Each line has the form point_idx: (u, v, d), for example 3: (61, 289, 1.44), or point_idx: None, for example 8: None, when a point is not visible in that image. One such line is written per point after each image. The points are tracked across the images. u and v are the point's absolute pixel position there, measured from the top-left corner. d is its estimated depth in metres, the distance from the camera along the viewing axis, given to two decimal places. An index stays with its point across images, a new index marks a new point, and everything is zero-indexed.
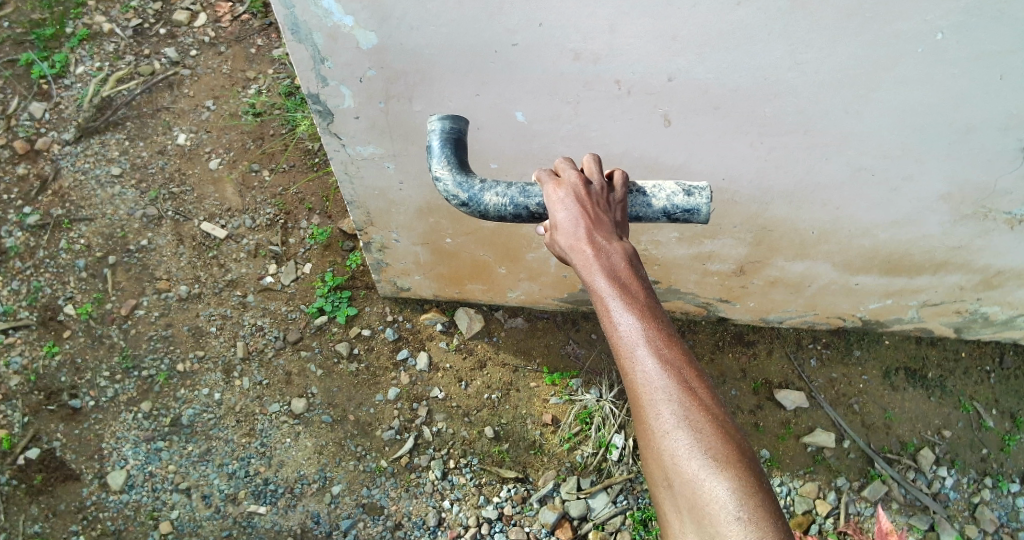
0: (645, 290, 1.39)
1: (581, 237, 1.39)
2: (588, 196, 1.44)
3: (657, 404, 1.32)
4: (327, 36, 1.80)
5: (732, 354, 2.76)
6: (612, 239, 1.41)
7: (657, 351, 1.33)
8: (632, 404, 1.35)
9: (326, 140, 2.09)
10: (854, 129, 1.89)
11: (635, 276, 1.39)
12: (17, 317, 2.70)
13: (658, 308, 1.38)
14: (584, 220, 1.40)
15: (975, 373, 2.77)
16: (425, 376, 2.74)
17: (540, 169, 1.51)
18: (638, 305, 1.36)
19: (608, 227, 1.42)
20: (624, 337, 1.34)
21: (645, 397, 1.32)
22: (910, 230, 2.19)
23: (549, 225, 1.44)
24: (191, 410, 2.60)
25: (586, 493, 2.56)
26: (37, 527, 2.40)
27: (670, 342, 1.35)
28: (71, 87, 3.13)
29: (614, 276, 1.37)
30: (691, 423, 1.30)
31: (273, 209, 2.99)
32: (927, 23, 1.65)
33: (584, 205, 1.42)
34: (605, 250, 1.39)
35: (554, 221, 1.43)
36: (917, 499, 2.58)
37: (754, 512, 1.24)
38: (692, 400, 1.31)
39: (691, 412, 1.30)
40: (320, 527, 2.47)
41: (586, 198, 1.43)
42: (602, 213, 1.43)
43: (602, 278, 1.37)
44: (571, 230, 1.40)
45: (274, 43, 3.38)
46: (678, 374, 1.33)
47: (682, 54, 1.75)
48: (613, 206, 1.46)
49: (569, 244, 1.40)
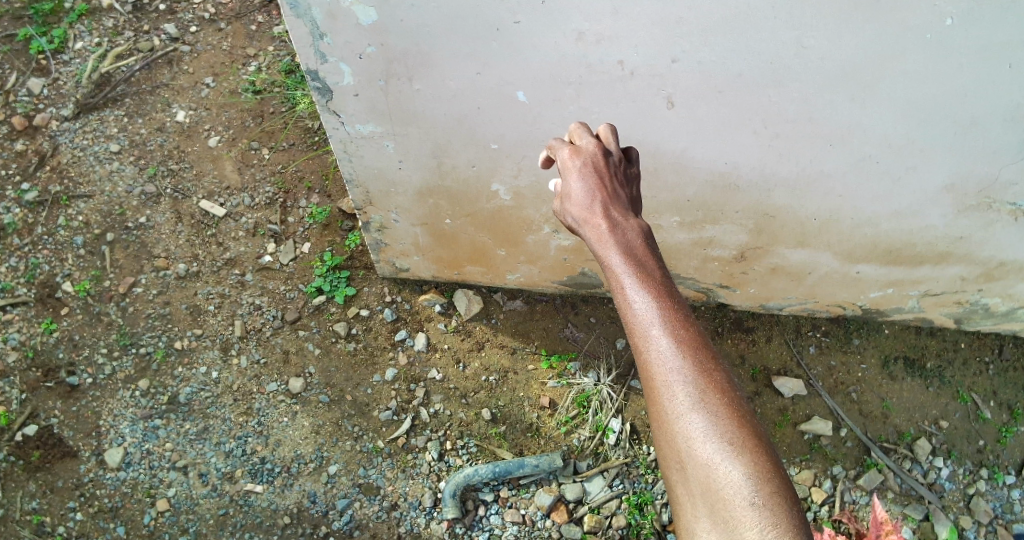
0: (660, 269, 1.41)
1: (595, 211, 1.43)
2: (605, 170, 1.49)
3: (672, 386, 1.31)
4: (327, 13, 1.77)
5: (731, 341, 2.75)
6: (627, 216, 1.45)
7: (673, 333, 1.33)
8: (646, 385, 1.35)
9: (325, 118, 2.06)
10: (857, 116, 1.86)
11: (650, 254, 1.42)
12: (16, 294, 2.69)
13: (674, 289, 1.39)
14: (601, 193, 1.45)
15: (975, 364, 2.76)
16: (423, 357, 2.73)
17: (556, 138, 1.57)
18: (655, 284, 1.37)
19: (623, 202, 1.46)
20: (639, 317, 1.35)
21: (659, 378, 1.32)
22: (911, 220, 2.17)
23: (564, 194, 1.49)
24: (189, 389, 2.61)
25: (583, 477, 2.57)
26: (35, 503, 2.41)
27: (687, 324, 1.35)
28: (70, 63, 3.10)
29: (630, 252, 1.40)
30: (707, 406, 1.30)
31: (273, 187, 2.97)
32: (937, 10, 1.62)
33: (602, 178, 1.47)
34: (621, 227, 1.43)
35: (569, 190, 1.48)
36: (913, 489, 2.58)
37: (770, 498, 1.24)
38: (708, 384, 1.31)
39: (706, 395, 1.31)
40: (317, 507, 2.48)
41: (603, 171, 1.48)
42: (618, 188, 1.47)
43: (617, 253, 1.39)
44: (587, 202, 1.45)
45: (274, 20, 3.34)
46: (694, 357, 1.33)
47: (686, 38, 1.72)
48: (630, 183, 1.52)
49: (584, 217, 1.45)
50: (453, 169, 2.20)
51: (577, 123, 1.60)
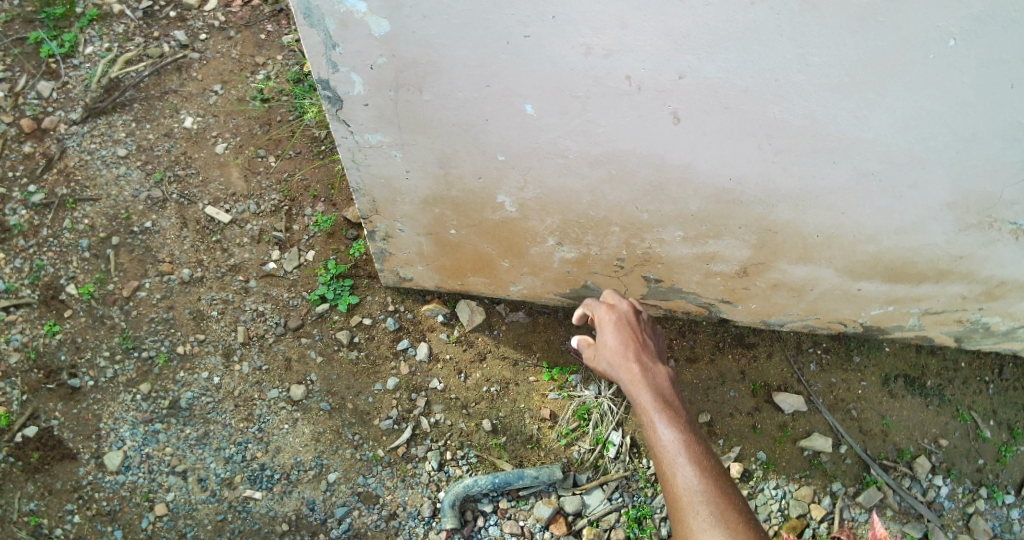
0: (682, 409, 1.72)
1: (631, 363, 1.80)
2: (637, 334, 1.89)
3: (696, 506, 1.54)
4: (338, 22, 1.79)
5: (732, 356, 2.78)
6: (656, 367, 1.81)
7: (695, 459, 1.60)
8: (672, 506, 1.58)
9: (334, 126, 2.08)
10: (861, 133, 1.88)
11: (675, 398, 1.75)
12: (19, 294, 2.70)
13: (695, 427, 1.69)
14: (635, 350, 1.83)
15: (975, 383, 2.77)
16: (425, 367, 2.74)
17: (598, 303, 1.97)
18: (679, 421, 1.67)
19: (652, 359, 1.83)
20: (667, 446, 1.63)
21: (685, 498, 1.56)
22: (913, 238, 2.19)
23: (603, 349, 1.88)
24: (190, 393, 2.60)
25: (582, 489, 2.57)
26: (33, 504, 2.41)
27: (706, 455, 1.62)
28: (80, 67, 3.12)
29: (659, 394, 1.73)
30: (725, 523, 1.52)
31: (278, 195, 2.98)
32: (939, 30, 1.65)
33: (633, 339, 1.86)
34: (651, 374, 1.77)
35: (606, 345, 1.87)
36: (911, 507, 2.59)
37: None
38: (726, 504, 1.55)
39: (725, 513, 1.53)
40: (315, 514, 2.48)
41: (635, 334, 1.89)
42: (646, 346, 1.86)
43: (647, 393, 1.73)
44: (624, 355, 1.82)
45: (284, 29, 3.37)
46: (713, 480, 1.57)
47: (694, 52, 1.75)
48: (655, 346, 1.90)
49: (620, 366, 1.81)
50: (460, 179, 2.22)
51: (612, 292, 2.02)
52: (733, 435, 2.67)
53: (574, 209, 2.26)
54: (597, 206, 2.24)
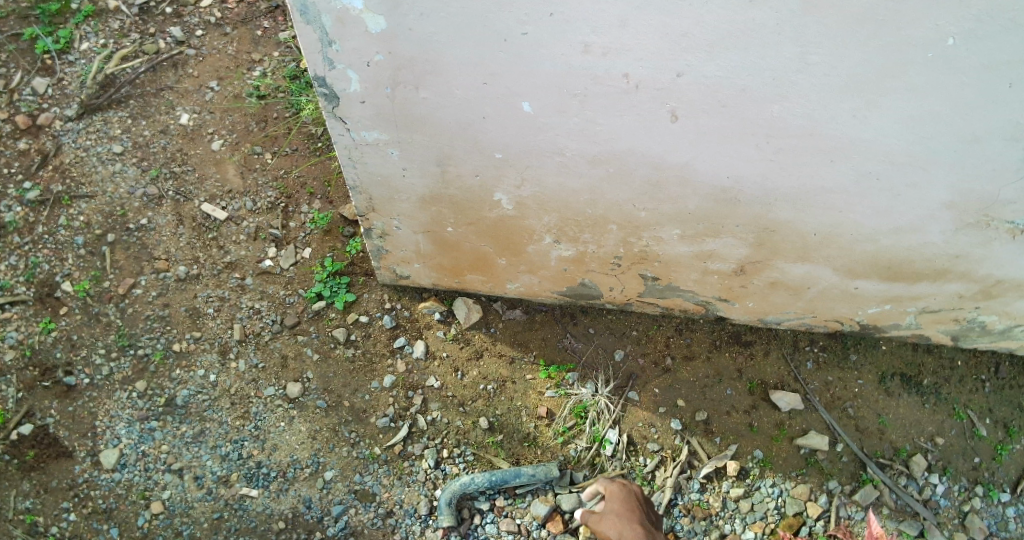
0: None
1: (623, 511, 2.36)
2: (637, 503, 2.40)
3: None
4: (336, 20, 1.78)
5: (729, 354, 2.78)
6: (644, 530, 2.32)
7: None
8: None
9: (331, 124, 2.07)
10: (859, 133, 1.88)
11: None
12: (15, 292, 2.69)
13: None
14: (632, 508, 2.37)
15: (971, 382, 2.77)
16: (422, 365, 2.73)
17: (611, 486, 2.44)
18: None
19: (644, 525, 2.33)
20: None
21: None
22: (911, 237, 2.19)
23: (602, 514, 2.38)
24: (186, 391, 2.60)
25: (579, 487, 2.57)
26: (28, 503, 2.40)
27: None
28: (75, 63, 3.10)
29: None
30: None
31: (275, 192, 2.97)
32: (939, 29, 1.64)
33: (633, 503, 2.39)
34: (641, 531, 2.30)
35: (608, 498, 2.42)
36: (907, 505, 2.59)
37: None
38: None
39: None
40: (312, 513, 2.48)
41: (634, 500, 2.41)
42: (641, 512, 2.38)
43: None
44: (622, 509, 2.37)
45: (280, 26, 3.36)
46: None
47: (692, 51, 1.74)
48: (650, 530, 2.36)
49: (614, 521, 2.34)
50: (458, 177, 2.21)
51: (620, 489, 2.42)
52: (730, 433, 2.67)
53: (572, 207, 2.26)
54: (595, 205, 2.24)
